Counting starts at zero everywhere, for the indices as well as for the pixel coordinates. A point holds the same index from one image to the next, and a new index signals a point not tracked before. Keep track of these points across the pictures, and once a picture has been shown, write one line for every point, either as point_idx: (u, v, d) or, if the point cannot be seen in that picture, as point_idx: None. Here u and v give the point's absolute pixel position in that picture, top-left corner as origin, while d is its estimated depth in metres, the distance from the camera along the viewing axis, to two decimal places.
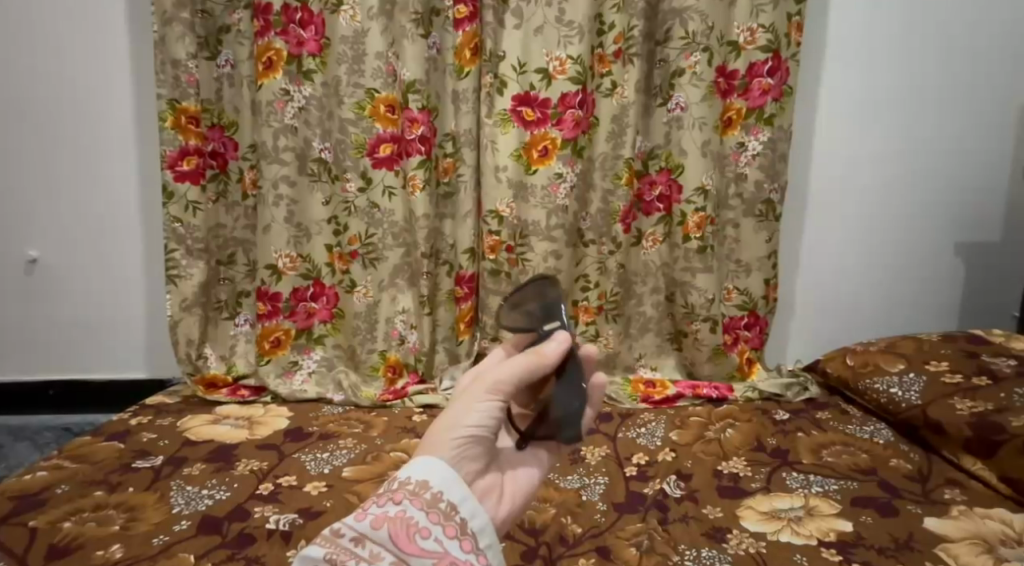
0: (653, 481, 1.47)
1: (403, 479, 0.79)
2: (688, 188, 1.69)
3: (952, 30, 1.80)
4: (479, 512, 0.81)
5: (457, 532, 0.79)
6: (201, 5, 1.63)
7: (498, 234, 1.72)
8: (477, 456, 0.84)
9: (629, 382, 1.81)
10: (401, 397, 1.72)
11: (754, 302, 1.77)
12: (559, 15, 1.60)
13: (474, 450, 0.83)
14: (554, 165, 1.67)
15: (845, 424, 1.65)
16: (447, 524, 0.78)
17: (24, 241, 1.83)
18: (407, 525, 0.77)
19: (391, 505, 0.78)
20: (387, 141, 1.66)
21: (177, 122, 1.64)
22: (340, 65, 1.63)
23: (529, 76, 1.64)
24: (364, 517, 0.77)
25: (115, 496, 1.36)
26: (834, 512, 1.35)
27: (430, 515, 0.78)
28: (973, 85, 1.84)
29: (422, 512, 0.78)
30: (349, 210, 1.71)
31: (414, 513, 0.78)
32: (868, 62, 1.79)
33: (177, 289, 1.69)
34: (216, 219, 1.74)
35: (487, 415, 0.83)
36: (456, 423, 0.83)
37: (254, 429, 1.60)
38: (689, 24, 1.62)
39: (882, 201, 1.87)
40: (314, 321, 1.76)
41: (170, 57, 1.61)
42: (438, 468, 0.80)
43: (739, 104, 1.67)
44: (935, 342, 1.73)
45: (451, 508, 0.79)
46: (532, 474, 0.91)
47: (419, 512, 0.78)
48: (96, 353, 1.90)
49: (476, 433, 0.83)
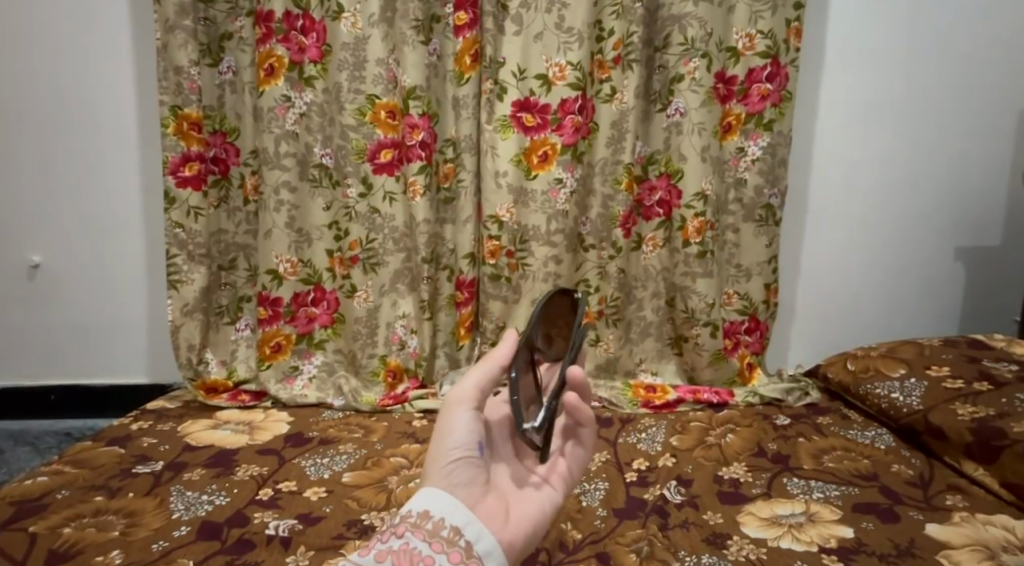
0: (653, 487, 1.46)
1: (406, 514, 0.90)
2: (687, 193, 1.69)
3: (952, 35, 1.81)
4: (482, 535, 0.91)
5: (460, 558, 0.88)
6: (203, 13, 1.65)
7: (498, 239, 1.72)
8: (471, 477, 0.95)
9: (630, 387, 1.81)
10: (401, 402, 1.72)
11: (754, 306, 1.77)
12: (558, 22, 1.61)
13: (467, 471, 0.95)
14: (553, 170, 1.68)
15: (846, 429, 1.64)
16: (450, 552, 0.88)
17: (27, 246, 1.84)
18: (410, 555, 0.87)
19: (395, 539, 0.88)
20: (387, 147, 1.67)
21: (179, 129, 1.64)
22: (341, 71, 1.64)
23: (528, 82, 1.64)
24: (370, 552, 0.88)
25: (115, 501, 1.36)
26: (835, 518, 1.34)
27: (432, 545, 0.88)
28: (973, 89, 1.84)
29: (425, 541, 0.88)
30: (349, 215, 1.72)
31: (417, 543, 0.88)
32: (867, 66, 1.80)
33: (178, 294, 1.70)
34: (217, 225, 1.75)
35: (471, 437, 0.96)
36: (448, 452, 0.95)
37: (254, 434, 1.60)
38: (688, 30, 1.63)
39: (882, 204, 1.87)
40: (314, 326, 1.76)
41: (172, 64, 1.62)
42: (435, 497, 0.92)
43: (737, 109, 1.67)
44: (936, 347, 1.73)
45: (454, 534, 0.89)
46: (542, 504, 1.02)
47: (422, 542, 0.88)
48: (97, 358, 1.91)
49: (464, 452, 0.96)
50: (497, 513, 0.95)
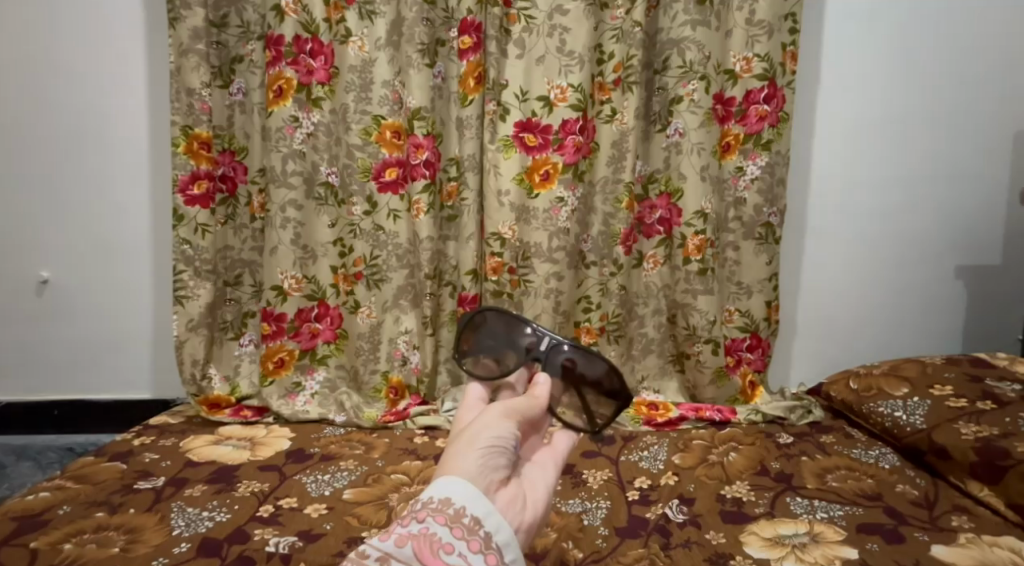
0: (655, 506, 1.45)
1: (427, 499, 0.88)
2: (687, 211, 1.72)
3: (945, 57, 1.85)
4: (501, 524, 0.88)
5: (480, 547, 0.86)
6: (216, 38, 1.71)
7: (499, 256, 1.74)
8: (499, 467, 0.93)
9: (632, 405, 1.80)
10: (402, 419, 1.73)
11: (755, 324, 1.77)
12: (559, 46, 1.66)
13: (495, 460, 0.92)
14: (554, 189, 1.71)
15: (850, 448, 1.63)
16: (470, 539, 0.86)
17: (36, 261, 1.87)
18: (430, 541, 0.85)
19: (416, 524, 0.86)
20: (392, 166, 1.71)
21: (189, 148, 1.68)
22: (349, 93, 1.68)
23: (530, 103, 1.68)
24: (390, 537, 0.86)
25: (117, 516, 1.36)
26: (840, 538, 1.32)
27: (453, 531, 0.86)
28: (968, 108, 1.88)
29: (445, 527, 0.85)
30: (354, 232, 1.75)
31: (438, 529, 0.85)
32: (863, 88, 1.83)
33: (184, 310, 1.72)
34: (224, 241, 1.77)
35: (505, 430, 0.95)
36: (481, 436, 0.93)
37: (256, 450, 1.60)
38: (687, 53, 1.68)
39: (883, 224, 1.89)
40: (317, 342, 1.77)
41: (185, 86, 1.67)
42: (458, 485, 0.88)
43: (736, 129, 1.70)
44: (938, 366, 1.72)
45: (475, 523, 0.87)
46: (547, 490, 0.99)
47: (443, 528, 0.86)
48: (103, 374, 1.92)
49: (493, 441, 0.93)
50: (516, 501, 0.93)
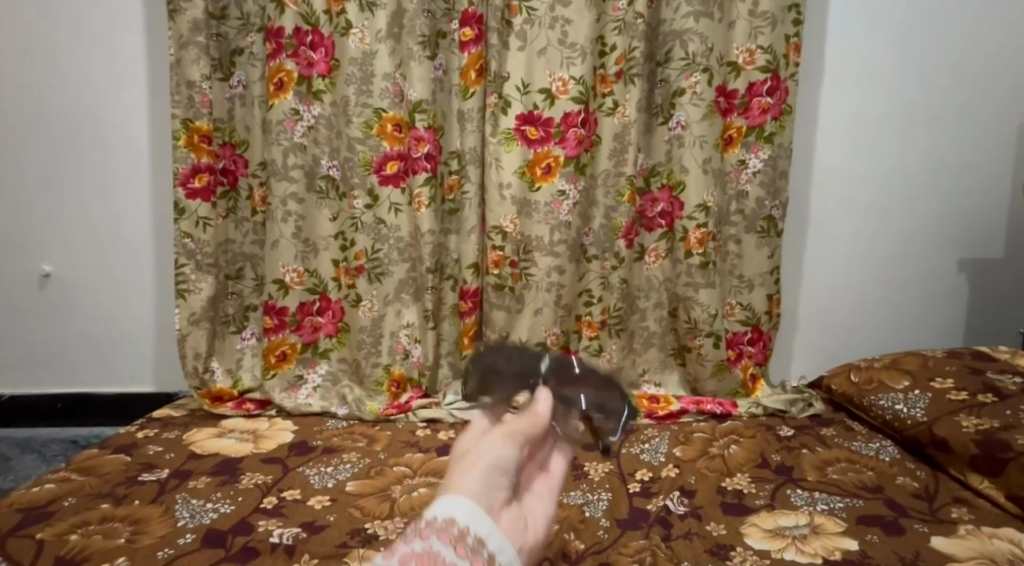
0: (656, 498, 1.46)
1: (429, 519, 0.78)
2: (689, 204, 1.72)
3: (950, 50, 1.83)
4: (505, 544, 0.80)
5: None
6: (215, 30, 1.69)
7: (501, 250, 1.74)
8: (500, 487, 0.85)
9: (633, 398, 1.81)
10: (404, 412, 1.74)
11: (756, 318, 1.78)
12: (561, 38, 1.65)
13: (495, 478, 0.85)
14: (555, 182, 1.70)
15: (851, 441, 1.64)
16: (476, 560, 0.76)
17: (38, 256, 1.87)
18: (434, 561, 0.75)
19: (417, 542, 0.76)
20: (393, 159, 1.70)
21: (190, 141, 1.68)
22: (349, 86, 1.67)
23: (532, 96, 1.67)
24: (390, 556, 0.75)
25: (121, 508, 1.37)
26: (840, 530, 1.33)
27: (457, 550, 0.76)
28: (972, 101, 1.86)
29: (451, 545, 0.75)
30: (355, 226, 1.74)
31: (441, 547, 0.75)
32: (866, 81, 1.82)
33: (186, 303, 1.72)
34: (225, 235, 1.77)
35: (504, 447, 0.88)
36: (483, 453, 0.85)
37: (258, 443, 1.61)
38: (689, 45, 1.67)
39: (884, 219, 1.89)
40: (319, 335, 1.78)
41: (185, 79, 1.66)
42: (459, 503, 0.80)
43: (739, 122, 1.70)
44: (940, 359, 1.71)
45: (478, 543, 0.77)
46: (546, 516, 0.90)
47: (446, 547, 0.76)
48: (106, 367, 1.92)
49: (494, 460, 0.86)
50: (517, 523, 0.84)
